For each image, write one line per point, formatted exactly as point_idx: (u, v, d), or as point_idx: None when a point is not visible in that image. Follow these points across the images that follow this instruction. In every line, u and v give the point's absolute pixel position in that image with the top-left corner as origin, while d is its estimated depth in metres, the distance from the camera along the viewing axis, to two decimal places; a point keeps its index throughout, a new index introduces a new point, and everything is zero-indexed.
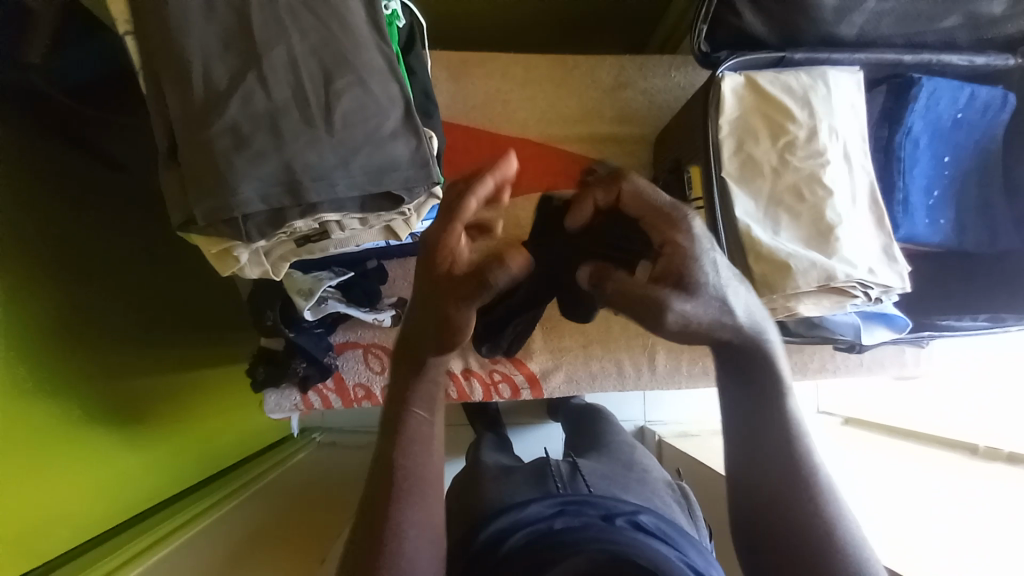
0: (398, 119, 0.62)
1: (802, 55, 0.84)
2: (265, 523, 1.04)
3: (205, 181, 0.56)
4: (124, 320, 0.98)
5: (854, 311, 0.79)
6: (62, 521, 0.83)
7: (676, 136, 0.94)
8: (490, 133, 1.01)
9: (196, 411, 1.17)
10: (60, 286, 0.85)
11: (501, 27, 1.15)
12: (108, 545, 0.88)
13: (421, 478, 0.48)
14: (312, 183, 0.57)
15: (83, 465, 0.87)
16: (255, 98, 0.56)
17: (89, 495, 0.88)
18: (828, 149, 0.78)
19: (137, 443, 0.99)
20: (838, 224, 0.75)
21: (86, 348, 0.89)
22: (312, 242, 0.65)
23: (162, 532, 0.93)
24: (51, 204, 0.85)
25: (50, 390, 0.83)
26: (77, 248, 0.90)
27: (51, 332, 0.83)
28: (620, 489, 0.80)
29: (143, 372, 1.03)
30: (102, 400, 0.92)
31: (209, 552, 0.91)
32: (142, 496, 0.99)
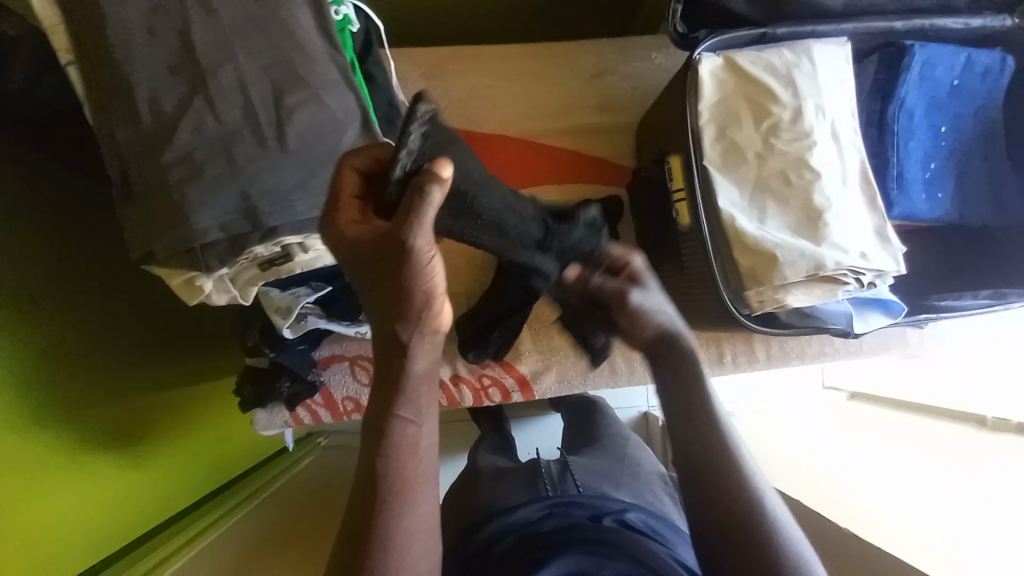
0: (357, 132, 0.60)
1: (784, 29, 0.79)
2: (279, 528, 1.04)
3: (160, 214, 0.54)
4: (121, 338, 0.96)
5: (847, 298, 0.75)
6: (77, 539, 0.83)
7: (657, 123, 0.90)
8: (469, 132, 0.99)
9: (201, 422, 1.17)
10: (58, 310, 0.83)
11: (473, 18, 1.10)
12: (128, 559, 0.89)
13: (410, 481, 0.47)
14: (270, 207, 0.55)
15: (90, 487, 0.87)
16: (205, 123, 0.54)
17: (97, 518, 0.87)
18: (815, 129, 0.74)
19: (141, 461, 0.97)
20: (827, 209, 0.72)
21: (84, 371, 0.87)
22: (277, 265, 0.62)
23: (178, 543, 0.94)
24: (44, 227, 0.83)
25: (54, 416, 0.81)
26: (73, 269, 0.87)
27: (50, 358, 0.81)
28: (613, 487, 0.79)
29: (144, 391, 1.01)
30: (102, 422, 0.90)
31: (220, 559, 0.90)
32: (153, 510, 0.99)
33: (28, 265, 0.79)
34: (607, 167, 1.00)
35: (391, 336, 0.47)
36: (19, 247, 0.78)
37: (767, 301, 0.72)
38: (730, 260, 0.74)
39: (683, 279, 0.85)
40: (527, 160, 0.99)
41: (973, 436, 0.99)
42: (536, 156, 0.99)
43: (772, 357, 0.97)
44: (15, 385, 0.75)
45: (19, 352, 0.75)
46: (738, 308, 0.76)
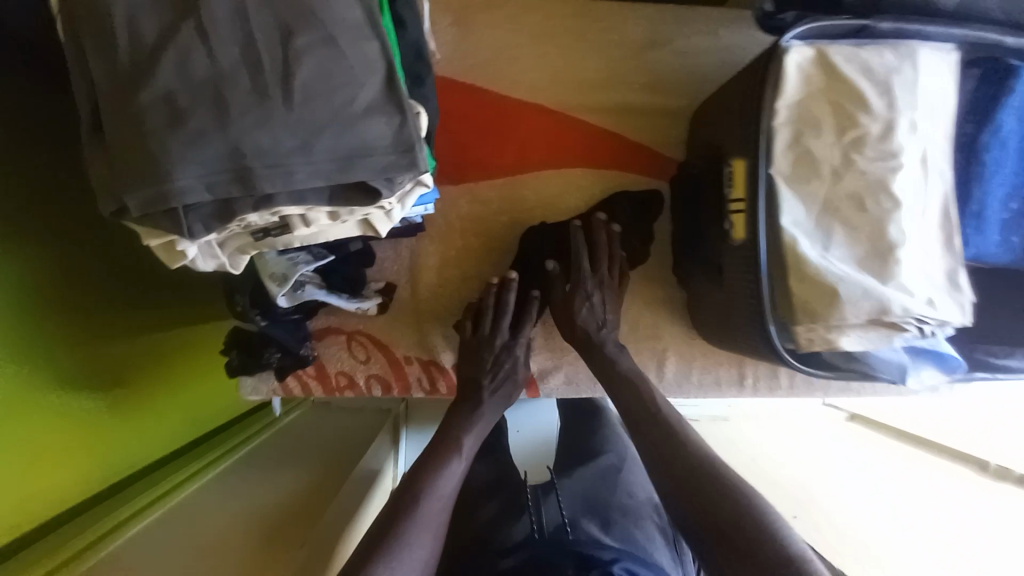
0: (377, 90, 0.50)
1: (888, 25, 0.66)
2: (274, 495, 0.99)
3: (134, 164, 0.45)
4: (105, 278, 0.87)
5: (903, 346, 0.67)
6: (38, 491, 0.76)
7: (713, 115, 0.79)
8: (502, 97, 0.87)
9: (184, 373, 1.09)
10: (31, 246, 0.72)
11: None
12: (95, 511, 0.84)
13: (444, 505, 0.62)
14: (265, 170, 0.46)
15: (60, 430, 0.80)
16: (193, 60, 0.45)
17: (59, 473, 0.80)
18: (904, 150, 0.64)
19: (117, 408, 0.91)
20: (900, 244, 0.63)
21: (65, 306, 0.79)
22: (271, 236, 0.54)
23: (140, 504, 0.88)
24: (30, 159, 0.71)
25: (20, 356, 0.72)
26: (49, 198, 0.74)
27: (32, 287, 0.72)
28: (599, 529, 0.77)
29: (128, 335, 0.93)
30: (79, 365, 0.83)
31: (196, 531, 0.84)
32: (126, 461, 0.93)
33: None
34: (650, 155, 0.89)
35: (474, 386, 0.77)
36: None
37: (817, 341, 0.64)
38: (782, 287, 0.67)
39: (720, 298, 0.77)
40: (563, 138, 0.88)
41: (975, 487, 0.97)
42: (572, 136, 0.88)
43: (795, 386, 0.90)
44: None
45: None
46: (781, 341, 0.69)
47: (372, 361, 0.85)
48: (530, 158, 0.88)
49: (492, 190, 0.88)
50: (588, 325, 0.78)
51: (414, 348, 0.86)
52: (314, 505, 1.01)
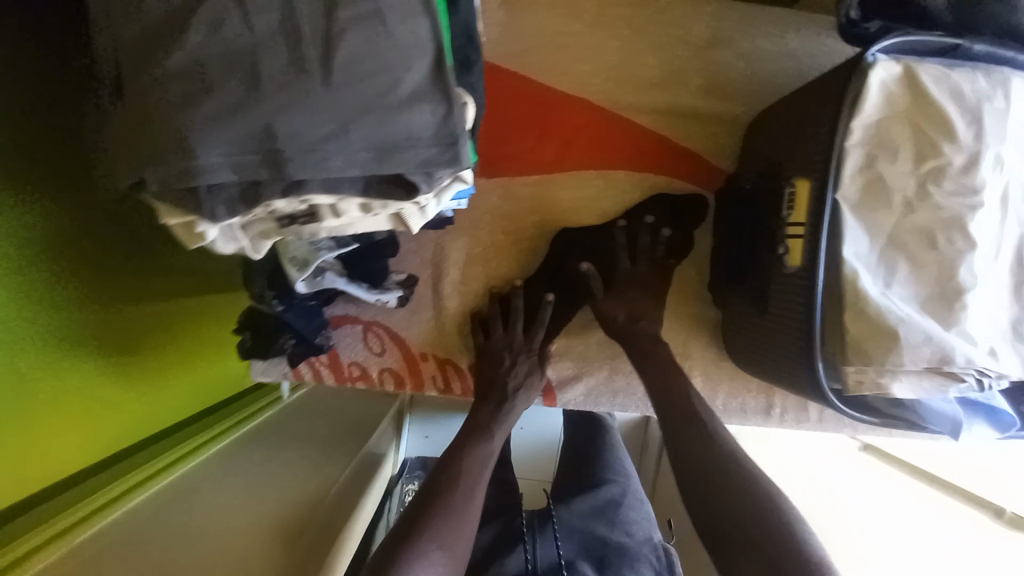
0: (424, 74, 0.45)
1: (982, 48, 0.60)
2: (279, 478, 0.97)
3: (156, 135, 0.41)
4: (124, 238, 0.84)
5: (956, 397, 0.62)
6: (55, 450, 0.74)
7: (774, 127, 0.73)
8: (546, 88, 0.82)
9: (198, 342, 1.08)
10: (53, 202, 0.70)
11: None
12: (103, 476, 0.81)
13: (462, 516, 0.60)
14: (297, 155, 0.42)
15: (70, 395, 0.77)
16: (226, 25, 0.40)
17: (70, 436, 0.77)
18: (987, 186, 0.58)
19: (127, 374, 0.88)
20: (969, 288, 0.58)
21: (80, 264, 0.75)
22: (297, 224, 0.49)
23: (150, 470, 0.86)
24: (48, 111, 0.67)
25: (33, 314, 0.68)
26: (69, 157, 0.71)
27: (46, 242, 0.69)
28: (596, 571, 0.74)
29: (143, 300, 0.90)
30: (96, 327, 0.80)
31: (205, 506, 0.82)
32: (135, 427, 0.91)
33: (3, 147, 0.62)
34: (699, 163, 0.84)
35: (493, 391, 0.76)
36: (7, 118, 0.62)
37: (866, 384, 0.60)
38: (834, 322, 0.62)
39: (761, 325, 0.72)
40: (607, 137, 0.83)
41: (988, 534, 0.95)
42: (618, 136, 0.83)
43: (825, 420, 0.86)
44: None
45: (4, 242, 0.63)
46: (826, 378, 0.64)
47: (387, 354, 0.82)
48: (571, 155, 0.83)
49: (527, 186, 0.83)
50: (626, 325, 0.76)
51: (431, 345, 0.83)
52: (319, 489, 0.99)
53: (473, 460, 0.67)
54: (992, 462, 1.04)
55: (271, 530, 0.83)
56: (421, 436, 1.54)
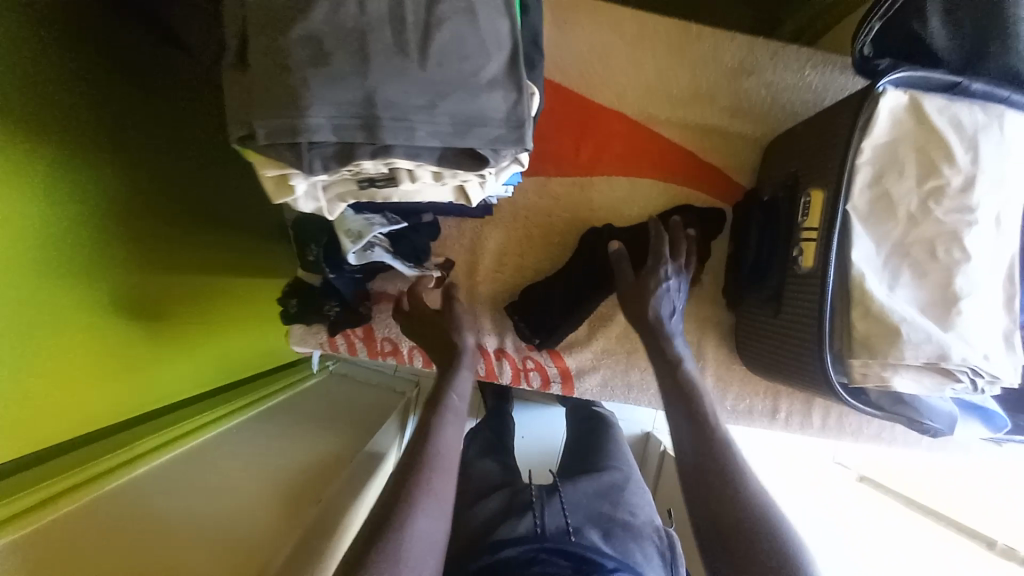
0: (501, 65, 0.52)
1: (980, 86, 0.67)
2: (286, 459, 1.00)
3: (272, 94, 0.47)
4: (164, 213, 0.89)
5: (951, 398, 0.68)
6: (79, 407, 0.78)
7: (793, 147, 0.81)
8: (585, 99, 0.90)
9: (220, 323, 1.12)
10: (112, 166, 0.77)
11: None
12: (122, 437, 0.85)
13: (443, 463, 0.59)
14: (390, 123, 0.49)
15: (100, 353, 0.80)
16: (344, 7, 0.47)
17: (98, 393, 0.81)
18: (981, 206, 0.65)
19: (156, 340, 0.92)
20: (965, 296, 0.64)
21: (126, 230, 0.80)
22: (376, 186, 0.56)
23: (169, 435, 0.90)
24: (106, 83, 0.75)
25: (77, 272, 0.73)
26: (118, 131, 0.77)
27: (98, 204, 0.75)
28: (602, 539, 0.72)
29: (179, 273, 0.95)
30: (133, 292, 0.84)
31: (220, 472, 0.86)
32: (155, 395, 0.95)
33: (71, 110, 0.69)
34: (720, 177, 0.92)
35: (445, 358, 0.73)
36: (72, 86, 0.69)
37: (871, 377, 0.65)
38: (844, 319, 0.68)
39: (773, 325, 0.79)
40: (637, 148, 0.91)
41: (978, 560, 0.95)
42: (646, 147, 0.91)
43: (826, 427, 0.91)
44: (48, 226, 0.67)
45: (57, 198, 0.69)
46: (834, 373, 0.69)
47: None
48: (604, 161, 0.91)
49: (562, 186, 0.90)
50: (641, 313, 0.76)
51: None
52: (325, 481, 1.01)
53: (457, 416, 0.66)
54: (985, 492, 1.07)
55: (274, 510, 0.86)
56: None
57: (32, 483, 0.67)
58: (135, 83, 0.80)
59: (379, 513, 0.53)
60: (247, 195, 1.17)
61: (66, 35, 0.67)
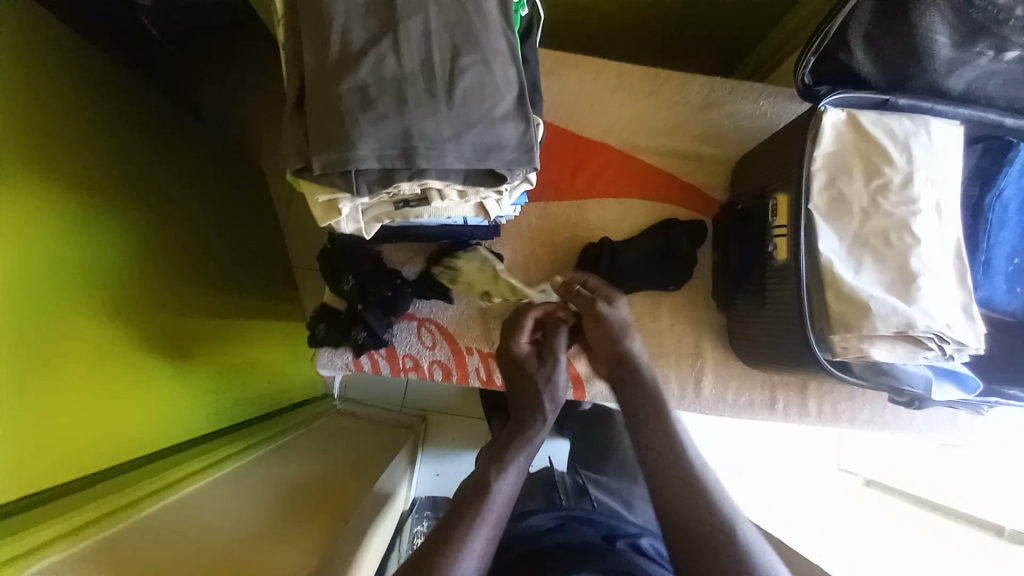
0: (511, 102, 0.63)
1: (906, 101, 0.83)
2: (299, 479, 1.01)
3: (328, 132, 0.58)
4: (164, 248, 0.97)
5: (926, 364, 0.76)
6: (85, 448, 0.78)
7: (757, 163, 0.94)
8: (575, 135, 1.04)
9: (227, 360, 1.13)
10: (116, 201, 0.86)
11: (609, 31, 1.18)
12: (149, 468, 0.86)
13: (489, 507, 0.62)
14: (425, 151, 0.59)
15: (116, 386, 0.84)
16: (386, 61, 0.58)
17: (117, 422, 0.84)
18: (921, 198, 0.76)
19: (172, 374, 0.96)
20: (921, 274, 0.74)
21: (130, 265, 0.88)
22: (410, 206, 0.67)
23: (195, 467, 0.90)
24: (105, 126, 0.86)
25: (87, 303, 0.79)
26: (120, 171, 0.88)
27: (106, 233, 0.83)
28: (625, 507, 0.98)
29: (184, 310, 1.01)
30: (141, 326, 0.90)
31: (236, 499, 0.86)
32: (175, 430, 0.96)
33: (83, 150, 0.80)
34: (698, 194, 1.04)
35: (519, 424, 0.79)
36: (84, 130, 0.81)
37: (851, 349, 0.74)
38: (819, 302, 0.77)
39: (761, 316, 0.87)
40: (623, 174, 1.03)
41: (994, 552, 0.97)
42: (631, 172, 1.03)
43: (823, 415, 0.98)
44: (62, 252, 0.75)
45: (72, 228, 0.77)
46: (820, 351, 0.78)
47: (437, 347, 0.94)
48: (596, 187, 1.03)
49: (561, 209, 1.01)
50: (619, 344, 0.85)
51: (477, 340, 0.95)
52: (348, 500, 1.01)
53: (507, 471, 0.69)
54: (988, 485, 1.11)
55: (303, 530, 0.86)
56: (432, 473, 1.58)
57: (57, 514, 0.67)
58: (128, 125, 0.92)
59: (424, 550, 0.55)
60: (243, 238, 1.26)
61: (75, 87, 0.80)
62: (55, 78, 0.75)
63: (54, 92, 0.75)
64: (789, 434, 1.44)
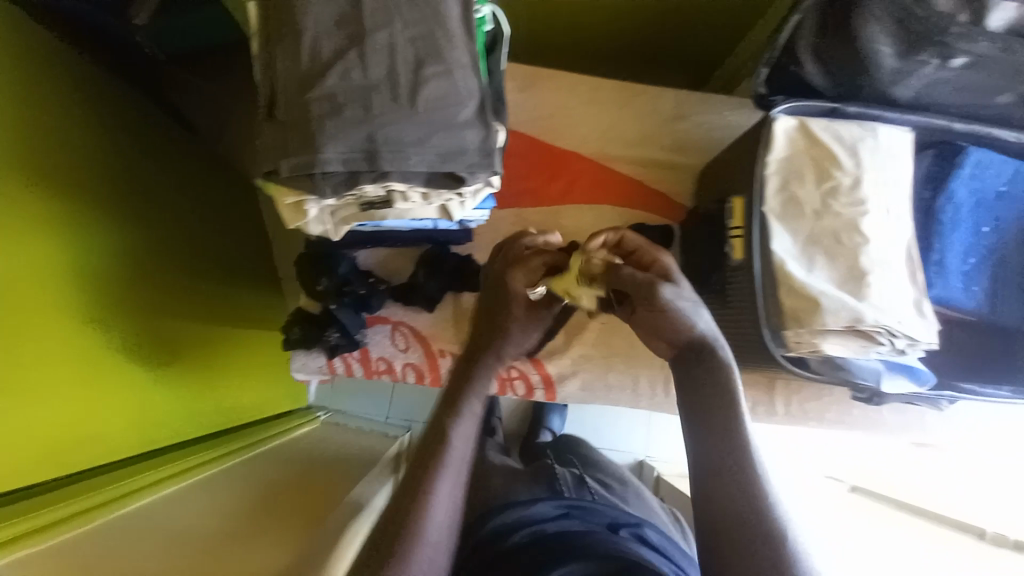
0: (474, 110, 0.67)
1: (854, 108, 0.88)
2: (278, 485, 1.01)
3: (296, 137, 0.61)
4: (149, 254, 0.99)
5: (879, 359, 0.79)
6: (68, 447, 0.80)
7: (720, 170, 0.98)
8: (548, 145, 1.08)
9: (214, 369, 1.15)
10: (102, 208, 0.89)
11: (585, 45, 1.23)
12: (122, 471, 0.86)
13: (450, 461, 0.57)
14: (388, 155, 0.63)
15: (95, 386, 0.85)
16: (353, 72, 0.62)
17: (94, 424, 0.84)
18: (870, 200, 0.80)
19: (153, 379, 0.97)
20: (871, 271, 0.77)
21: (115, 269, 0.90)
22: (375, 208, 0.70)
23: (168, 471, 0.90)
24: (95, 138, 0.90)
25: (69, 305, 0.81)
26: (107, 180, 0.91)
27: (91, 239, 0.86)
28: (621, 501, 1.05)
29: (167, 316, 1.02)
30: (123, 329, 0.91)
31: (211, 501, 0.87)
32: (152, 435, 0.96)
33: (73, 160, 0.84)
34: (666, 202, 1.08)
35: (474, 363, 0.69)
36: (74, 142, 0.85)
37: (803, 343, 0.77)
38: (772, 300, 0.80)
39: (723, 315, 0.90)
40: (594, 182, 1.07)
41: (973, 549, 0.98)
42: (601, 180, 1.07)
43: (791, 414, 1.00)
44: (46, 256, 0.78)
45: (58, 233, 0.80)
46: (774, 346, 0.80)
47: (410, 351, 0.96)
48: (568, 194, 1.07)
49: (533, 216, 1.05)
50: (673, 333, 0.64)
51: (450, 343, 0.96)
52: (325, 504, 1.01)
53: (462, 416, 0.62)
54: None
55: (280, 530, 0.86)
56: None
57: (26, 511, 0.68)
58: (117, 136, 0.96)
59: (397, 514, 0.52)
60: (229, 246, 1.29)
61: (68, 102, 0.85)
62: (49, 98, 0.81)
63: (44, 112, 0.80)
64: (769, 438, 1.45)
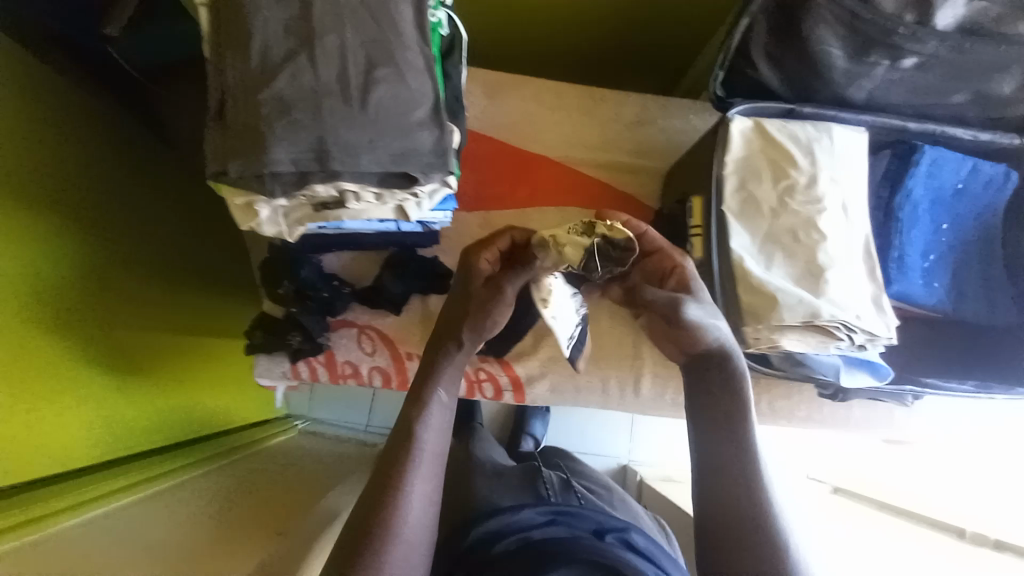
0: (427, 111, 0.68)
1: (809, 109, 0.89)
2: (254, 492, 1.00)
3: (244, 139, 0.62)
4: (128, 265, 0.97)
5: (839, 354, 0.80)
6: (20, 459, 0.79)
7: (683, 171, 0.99)
8: (515, 149, 1.08)
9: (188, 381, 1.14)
10: (82, 221, 0.87)
11: (554, 53, 1.25)
12: (74, 483, 0.85)
13: (422, 450, 0.57)
14: (338, 155, 0.63)
15: (54, 395, 0.84)
16: (302, 75, 0.62)
17: (49, 436, 0.83)
18: (826, 197, 0.81)
19: (119, 390, 0.96)
20: (828, 267, 0.78)
21: (91, 281, 0.88)
22: (328, 208, 0.71)
23: (118, 484, 0.89)
24: (80, 149, 0.88)
25: (39, 318, 0.80)
26: (89, 191, 0.90)
27: (71, 250, 0.84)
28: (608, 505, 1.03)
29: (141, 328, 1.01)
30: (94, 341, 0.90)
31: (176, 510, 0.85)
32: (112, 443, 0.95)
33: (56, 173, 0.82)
34: (636, 205, 1.07)
35: (447, 340, 0.65)
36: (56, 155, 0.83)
37: (763, 339, 0.77)
38: (732, 296, 0.79)
39: None
40: (561, 185, 1.08)
41: (949, 545, 0.97)
42: (568, 184, 1.08)
43: (762, 413, 1.00)
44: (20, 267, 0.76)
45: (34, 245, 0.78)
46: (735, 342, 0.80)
47: (377, 354, 0.96)
48: (535, 198, 1.07)
49: (501, 220, 1.05)
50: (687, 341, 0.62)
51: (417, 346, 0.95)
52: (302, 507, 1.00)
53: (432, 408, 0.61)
54: None
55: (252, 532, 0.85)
56: None
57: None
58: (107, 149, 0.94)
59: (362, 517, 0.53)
60: (217, 257, 1.27)
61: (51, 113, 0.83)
62: (32, 115, 0.80)
63: (24, 124, 0.78)
64: None
